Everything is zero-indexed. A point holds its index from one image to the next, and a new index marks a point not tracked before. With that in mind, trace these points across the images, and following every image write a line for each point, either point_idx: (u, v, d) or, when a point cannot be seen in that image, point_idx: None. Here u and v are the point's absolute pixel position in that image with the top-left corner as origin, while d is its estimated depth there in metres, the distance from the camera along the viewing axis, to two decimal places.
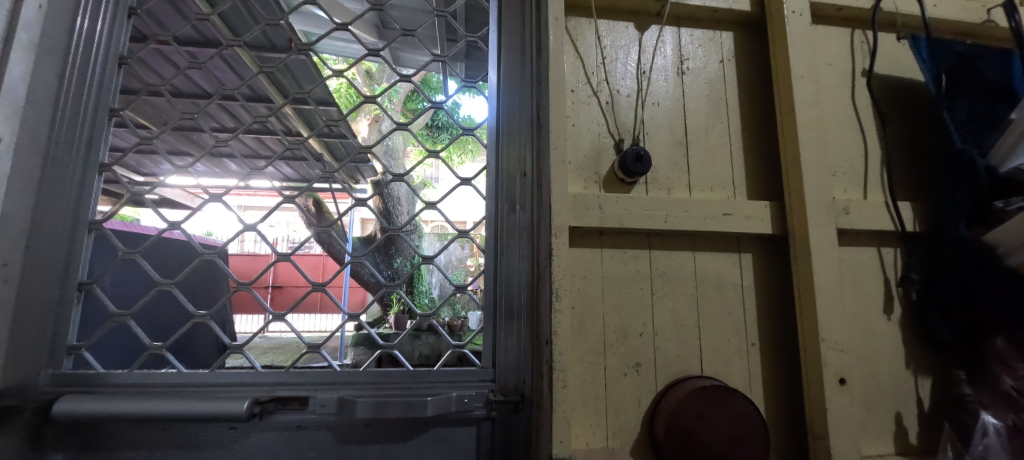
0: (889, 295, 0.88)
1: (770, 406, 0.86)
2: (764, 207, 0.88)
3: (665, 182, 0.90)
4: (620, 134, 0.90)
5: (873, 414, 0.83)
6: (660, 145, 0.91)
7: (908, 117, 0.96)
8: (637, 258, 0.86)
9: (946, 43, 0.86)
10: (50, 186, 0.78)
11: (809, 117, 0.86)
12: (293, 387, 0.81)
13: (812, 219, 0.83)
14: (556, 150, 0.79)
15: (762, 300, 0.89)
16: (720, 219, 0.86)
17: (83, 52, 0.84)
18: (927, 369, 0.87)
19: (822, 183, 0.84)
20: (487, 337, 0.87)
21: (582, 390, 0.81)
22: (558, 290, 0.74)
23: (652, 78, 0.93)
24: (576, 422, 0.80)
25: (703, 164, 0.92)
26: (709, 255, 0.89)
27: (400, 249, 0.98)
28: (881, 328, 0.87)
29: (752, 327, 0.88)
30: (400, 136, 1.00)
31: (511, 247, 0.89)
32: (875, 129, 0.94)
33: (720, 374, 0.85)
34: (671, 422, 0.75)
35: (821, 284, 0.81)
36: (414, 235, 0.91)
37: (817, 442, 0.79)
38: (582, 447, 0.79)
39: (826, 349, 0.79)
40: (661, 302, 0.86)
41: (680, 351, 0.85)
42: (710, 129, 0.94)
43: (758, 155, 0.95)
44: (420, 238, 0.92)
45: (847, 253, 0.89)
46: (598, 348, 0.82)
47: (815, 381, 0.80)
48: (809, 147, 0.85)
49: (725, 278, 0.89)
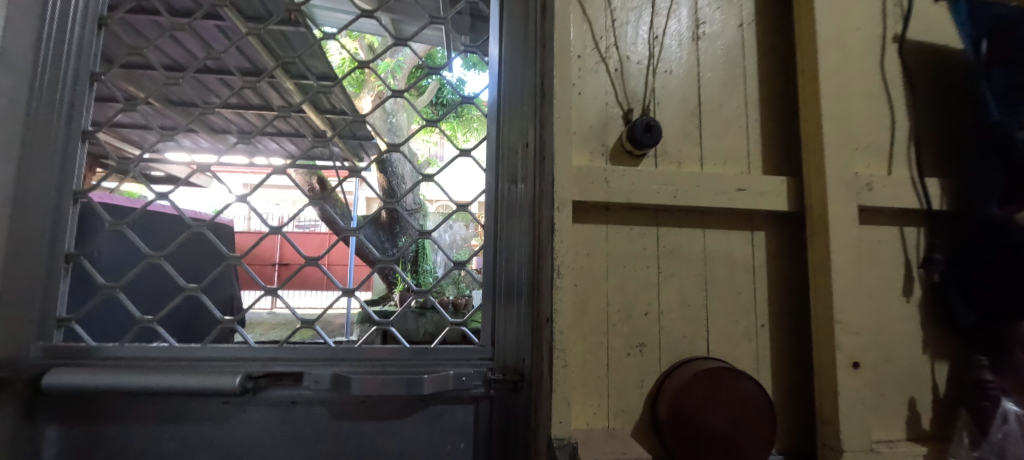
0: (909, 277, 0.83)
1: (777, 388, 0.84)
2: (779, 183, 0.83)
3: (676, 156, 0.85)
4: (629, 104, 0.85)
5: (885, 399, 0.80)
6: (671, 116, 0.86)
7: (940, 87, 0.88)
8: (644, 235, 0.83)
9: (991, 3, 0.78)
10: (33, 153, 0.75)
11: (831, 87, 0.81)
12: (291, 362, 0.79)
13: (832, 195, 0.78)
14: (560, 119, 0.75)
15: (773, 280, 0.86)
16: (733, 195, 0.81)
17: (59, 10, 0.79)
18: (945, 353, 0.83)
19: (843, 157, 0.80)
20: (486, 315, 0.84)
21: (583, 371, 0.78)
22: (560, 266, 0.70)
23: (665, 44, 0.87)
24: (576, 402, 0.77)
25: (716, 137, 0.87)
26: (720, 232, 0.85)
27: (405, 227, 0.92)
28: (898, 311, 0.82)
29: (762, 309, 0.85)
30: (403, 111, 0.98)
31: (512, 221, 0.85)
32: (905, 99, 0.86)
33: (727, 355, 0.82)
34: (675, 405, 0.72)
35: (837, 264, 0.77)
36: (417, 214, 0.90)
37: (825, 426, 0.76)
38: (581, 426, 0.77)
39: (838, 332, 0.76)
40: (668, 282, 0.82)
41: (686, 332, 0.82)
42: (726, 99, 0.88)
43: (776, 128, 0.89)
44: (424, 217, 0.90)
45: (868, 232, 0.83)
46: (601, 328, 0.79)
47: (827, 365, 0.77)
48: (830, 119, 0.80)
49: (735, 257, 0.85)
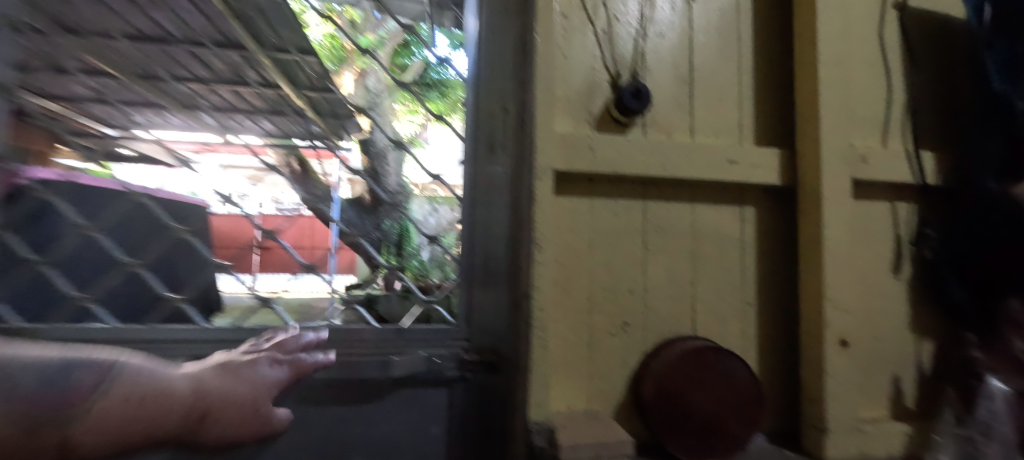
0: (899, 254, 0.81)
1: (763, 367, 0.81)
2: (772, 155, 0.79)
3: (666, 125, 0.80)
4: (617, 68, 0.79)
5: (871, 378, 0.78)
6: (662, 83, 0.80)
7: (939, 58, 0.85)
8: (630, 208, 0.78)
9: None
10: None
11: (829, 54, 0.76)
12: (252, 345, 0.72)
13: (826, 167, 0.75)
14: (543, 81, 0.69)
15: (762, 257, 0.82)
16: (724, 167, 0.77)
17: None
18: (930, 332, 0.82)
19: (838, 129, 0.76)
20: (462, 294, 0.79)
21: (565, 352, 0.74)
22: (540, 239, 0.65)
23: (657, 5, 0.81)
24: (556, 384, 0.73)
25: (708, 106, 0.82)
26: (710, 207, 0.81)
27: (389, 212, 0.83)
28: (887, 289, 0.80)
29: (750, 287, 0.81)
30: (388, 89, 0.85)
31: (491, 194, 0.78)
32: (903, 70, 0.83)
33: (713, 335, 0.79)
34: (659, 385, 0.69)
35: (829, 239, 0.74)
36: (400, 197, 0.83)
37: (810, 406, 0.74)
38: (561, 409, 0.73)
39: (828, 310, 0.73)
40: (654, 259, 0.78)
41: (672, 311, 0.78)
42: (719, 66, 0.83)
43: (770, 98, 0.85)
44: (408, 200, 0.83)
45: (860, 208, 0.80)
46: (585, 307, 0.75)
47: (814, 343, 0.74)
48: (827, 88, 0.76)
49: (725, 233, 0.81)
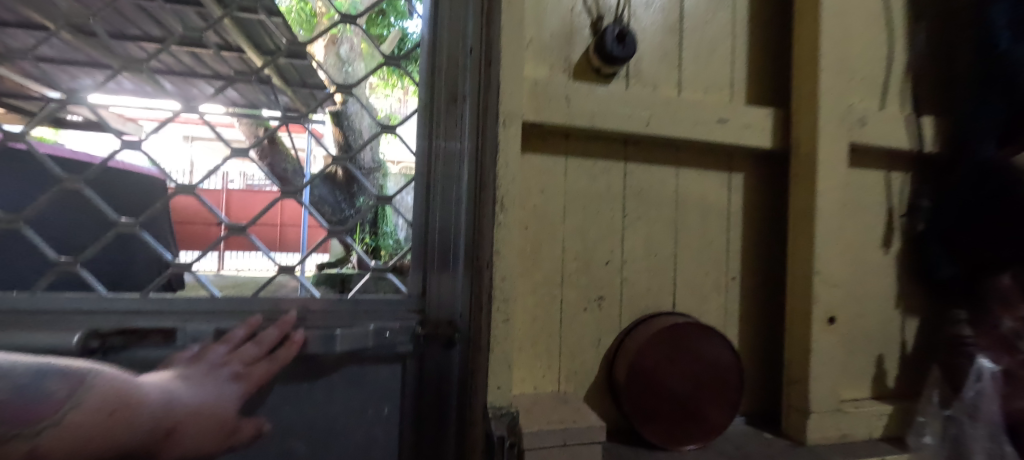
0: (890, 226, 0.76)
1: (745, 346, 0.76)
2: (764, 116, 0.72)
3: (651, 78, 0.71)
4: (600, 11, 0.69)
5: (855, 357, 0.74)
6: (649, 30, 0.71)
7: (942, 17, 0.79)
8: (609, 170, 0.70)
9: None
10: None
11: (831, 3, 0.69)
12: (157, 316, 0.49)
13: (822, 129, 0.68)
14: (511, 13, 0.59)
15: (748, 227, 0.76)
16: (713, 127, 0.69)
17: None
18: (915, 308, 0.78)
19: (837, 87, 0.69)
20: None
21: (532, 328, 0.66)
22: (504, 198, 0.57)
23: None
24: (522, 364, 0.65)
25: (698, 59, 0.74)
26: (695, 172, 0.73)
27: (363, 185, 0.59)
28: (876, 263, 0.75)
29: (734, 260, 0.75)
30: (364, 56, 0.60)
31: (451, 147, 0.62)
32: (904, 28, 0.76)
33: (694, 311, 0.73)
34: (634, 366, 0.62)
35: (822, 208, 0.68)
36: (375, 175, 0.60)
37: (792, 386, 0.70)
38: (526, 391, 0.66)
39: (817, 284, 0.67)
40: (634, 228, 0.71)
41: (651, 285, 0.71)
42: (712, 14, 0.74)
43: (763, 54, 0.77)
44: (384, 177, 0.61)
45: (853, 176, 0.75)
46: (556, 278, 0.67)
47: (800, 319, 0.69)
48: (827, 41, 0.69)
49: (710, 200, 0.74)
